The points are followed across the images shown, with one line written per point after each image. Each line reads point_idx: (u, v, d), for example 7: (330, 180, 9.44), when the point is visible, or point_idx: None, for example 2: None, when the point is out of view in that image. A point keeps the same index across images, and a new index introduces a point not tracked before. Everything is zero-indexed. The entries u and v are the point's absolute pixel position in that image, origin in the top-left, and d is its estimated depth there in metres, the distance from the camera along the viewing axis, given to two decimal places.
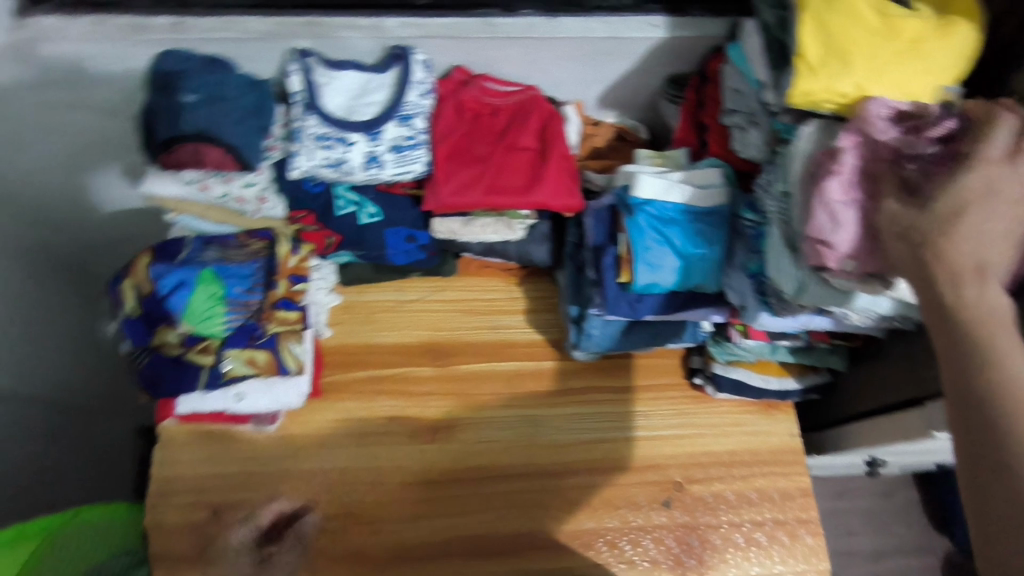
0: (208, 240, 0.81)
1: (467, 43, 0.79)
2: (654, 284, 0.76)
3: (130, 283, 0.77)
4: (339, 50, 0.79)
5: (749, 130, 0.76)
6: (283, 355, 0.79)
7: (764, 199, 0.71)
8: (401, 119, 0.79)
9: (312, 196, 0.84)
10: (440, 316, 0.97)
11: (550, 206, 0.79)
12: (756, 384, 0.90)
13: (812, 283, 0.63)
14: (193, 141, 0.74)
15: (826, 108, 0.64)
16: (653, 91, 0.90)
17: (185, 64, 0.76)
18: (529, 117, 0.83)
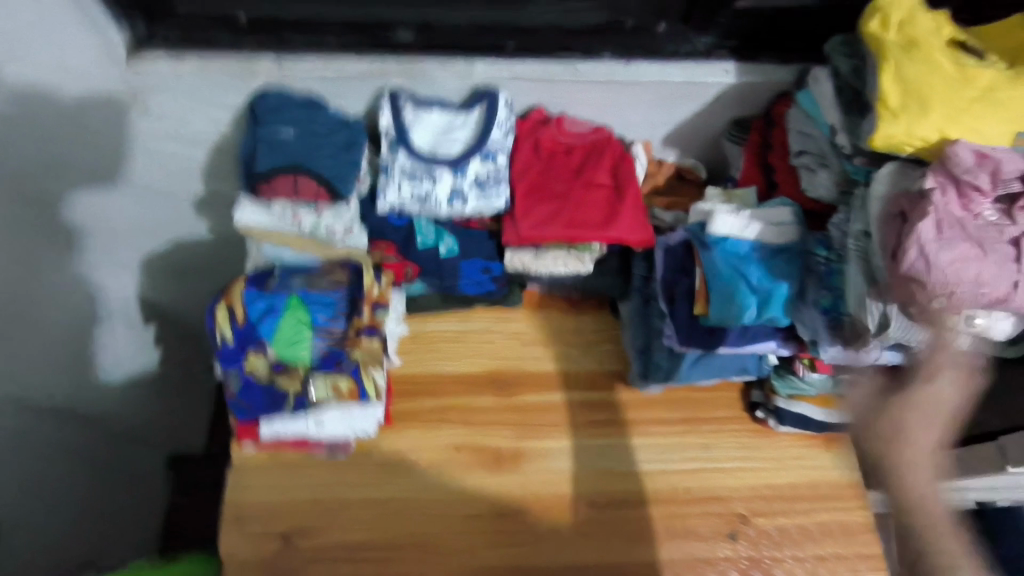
0: (294, 269, 0.84)
1: (548, 86, 0.84)
2: (729, 317, 0.79)
3: (223, 308, 0.80)
4: (428, 91, 0.84)
5: (818, 171, 0.80)
6: (363, 382, 0.80)
7: (840, 237, 0.76)
8: (485, 156, 0.83)
9: (393, 227, 0.88)
10: (505, 347, 0.98)
11: (627, 240, 0.82)
12: (818, 418, 0.92)
13: (893, 318, 0.67)
14: (291, 172, 0.79)
15: (907, 150, 0.66)
16: (716, 134, 0.95)
17: (284, 102, 0.81)
18: (603, 156, 0.87)
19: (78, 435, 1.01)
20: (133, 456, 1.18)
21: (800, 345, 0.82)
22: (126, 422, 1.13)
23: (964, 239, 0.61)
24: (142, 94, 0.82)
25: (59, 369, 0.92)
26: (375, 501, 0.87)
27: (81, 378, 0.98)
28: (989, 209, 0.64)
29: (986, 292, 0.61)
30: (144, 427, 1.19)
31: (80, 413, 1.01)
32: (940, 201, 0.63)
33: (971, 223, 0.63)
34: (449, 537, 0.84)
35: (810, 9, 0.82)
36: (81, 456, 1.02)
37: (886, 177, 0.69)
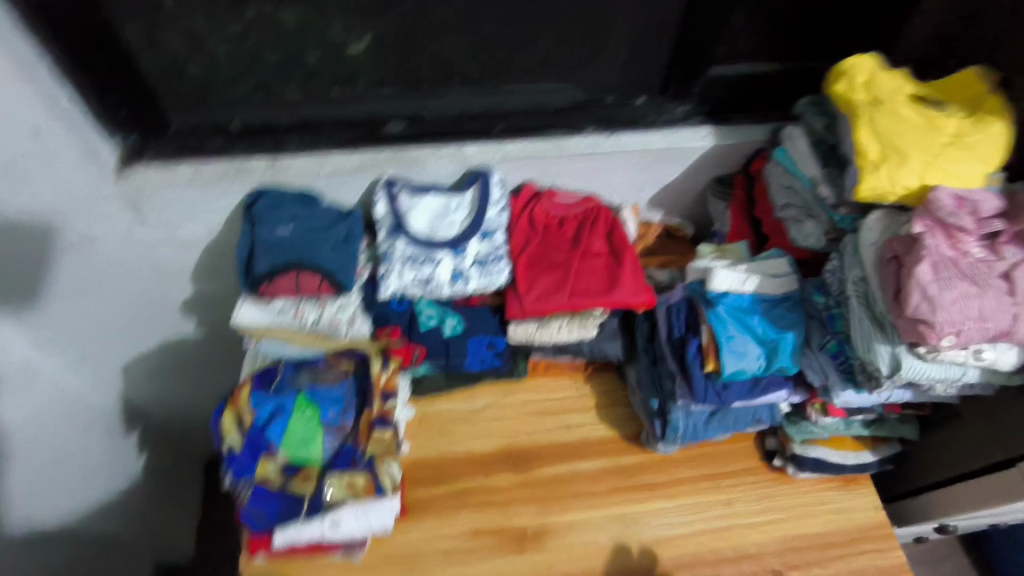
0: (299, 364, 0.82)
1: (538, 162, 0.87)
2: (740, 371, 0.80)
3: (229, 414, 0.77)
4: (421, 176, 0.86)
5: (806, 222, 0.83)
6: (380, 476, 0.77)
7: (836, 283, 0.78)
8: (483, 235, 0.84)
9: (395, 313, 0.86)
10: (514, 420, 0.96)
11: (631, 304, 0.83)
12: (835, 461, 0.92)
13: (904, 358, 0.68)
14: (292, 269, 0.79)
15: (892, 199, 0.69)
16: (699, 192, 0.98)
17: (281, 200, 0.81)
18: (596, 224, 0.89)
19: (53, 557, 0.97)
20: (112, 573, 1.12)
21: (810, 392, 0.84)
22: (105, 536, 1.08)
23: (960, 277, 0.64)
24: (135, 205, 0.82)
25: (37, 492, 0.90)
26: None
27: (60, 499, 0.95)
28: (976, 247, 0.67)
29: (991, 327, 0.63)
30: (125, 541, 1.14)
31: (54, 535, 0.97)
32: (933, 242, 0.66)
33: (963, 261, 0.66)
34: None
35: (778, 74, 0.87)
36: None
37: (876, 222, 0.72)
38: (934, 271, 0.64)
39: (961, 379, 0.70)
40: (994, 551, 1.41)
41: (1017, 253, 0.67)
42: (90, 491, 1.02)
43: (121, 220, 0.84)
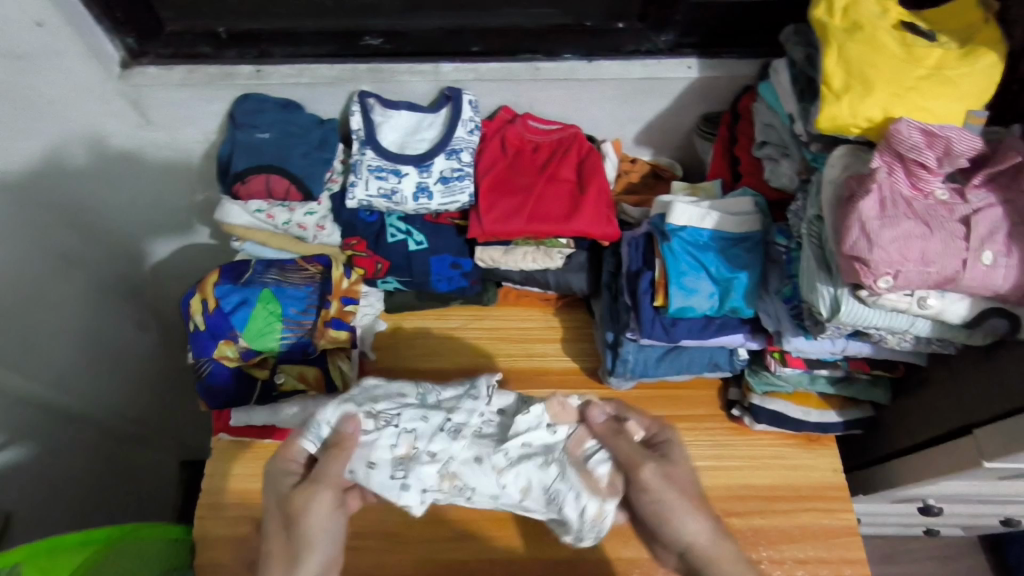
0: (269, 264, 0.88)
1: (513, 84, 0.87)
2: (688, 308, 0.78)
3: (197, 298, 0.84)
4: (397, 92, 0.88)
5: (781, 161, 0.79)
6: (331, 373, 0.86)
7: (796, 224, 0.74)
8: (449, 153, 0.85)
9: (363, 223, 0.89)
10: (479, 344, 0.98)
11: (588, 233, 0.83)
12: (795, 416, 0.89)
13: (845, 300, 0.65)
14: (264, 171, 0.83)
15: (854, 133, 0.65)
16: (687, 131, 0.95)
17: (261, 105, 0.86)
18: (568, 152, 0.88)
19: (86, 438, 1.08)
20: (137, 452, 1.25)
21: (769, 339, 0.82)
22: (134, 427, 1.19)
23: (907, 218, 0.60)
24: (136, 105, 0.89)
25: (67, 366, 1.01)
26: None
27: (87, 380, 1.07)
28: (940, 188, 0.62)
29: (933, 271, 0.59)
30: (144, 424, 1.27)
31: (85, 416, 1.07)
32: (888, 181, 0.62)
33: (919, 203, 0.62)
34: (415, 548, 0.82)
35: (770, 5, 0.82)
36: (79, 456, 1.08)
37: (841, 159, 0.68)
38: (881, 210, 0.60)
39: (910, 331, 0.66)
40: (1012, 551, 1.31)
41: (984, 198, 0.62)
42: (116, 378, 1.14)
43: (127, 119, 0.91)
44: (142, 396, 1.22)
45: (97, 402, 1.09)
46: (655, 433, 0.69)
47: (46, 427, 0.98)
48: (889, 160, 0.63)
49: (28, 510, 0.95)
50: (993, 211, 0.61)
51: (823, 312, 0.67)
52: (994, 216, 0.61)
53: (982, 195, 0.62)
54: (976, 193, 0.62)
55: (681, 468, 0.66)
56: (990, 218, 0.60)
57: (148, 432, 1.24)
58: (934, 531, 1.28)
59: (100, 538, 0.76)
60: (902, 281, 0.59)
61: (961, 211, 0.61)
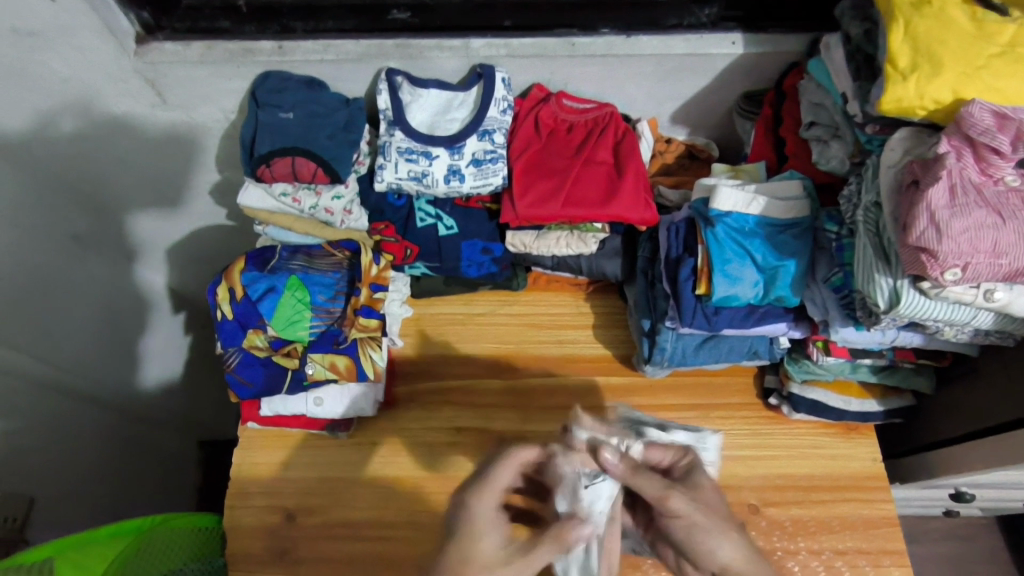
0: (296, 249, 0.87)
1: (547, 61, 0.83)
2: (733, 297, 0.75)
3: (223, 286, 0.82)
4: (426, 69, 0.84)
5: (831, 143, 0.76)
6: (361, 362, 0.82)
7: (849, 210, 0.71)
8: (482, 134, 0.82)
9: (392, 208, 0.88)
10: (509, 331, 0.95)
11: (627, 218, 0.80)
12: (836, 405, 0.86)
13: (905, 292, 0.62)
14: (289, 153, 0.79)
15: (919, 115, 0.62)
16: (726, 109, 0.91)
17: (284, 84, 0.82)
18: (605, 133, 0.85)
19: (106, 423, 1.07)
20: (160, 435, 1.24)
21: (813, 328, 0.79)
22: (153, 410, 1.18)
23: (978, 207, 0.57)
24: (152, 83, 0.85)
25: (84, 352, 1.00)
26: (376, 481, 0.86)
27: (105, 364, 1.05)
28: (1012, 173, 0.59)
29: (1004, 264, 0.56)
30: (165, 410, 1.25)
31: (103, 399, 1.06)
32: (957, 167, 0.58)
33: (989, 189, 0.58)
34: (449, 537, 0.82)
35: None
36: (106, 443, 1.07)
37: (903, 143, 0.65)
38: (951, 198, 0.57)
39: (971, 323, 0.64)
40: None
41: None
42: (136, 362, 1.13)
43: (143, 98, 0.87)
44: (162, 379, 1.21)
45: (116, 386, 1.08)
46: (676, 461, 0.67)
47: (66, 414, 0.97)
48: (958, 146, 0.59)
49: (54, 498, 0.94)
50: None
51: (881, 304, 0.65)
52: None
53: None
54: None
55: (711, 496, 0.63)
56: None
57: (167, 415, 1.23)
58: (958, 513, 1.28)
59: (133, 528, 0.76)
60: (973, 272, 0.56)
61: None
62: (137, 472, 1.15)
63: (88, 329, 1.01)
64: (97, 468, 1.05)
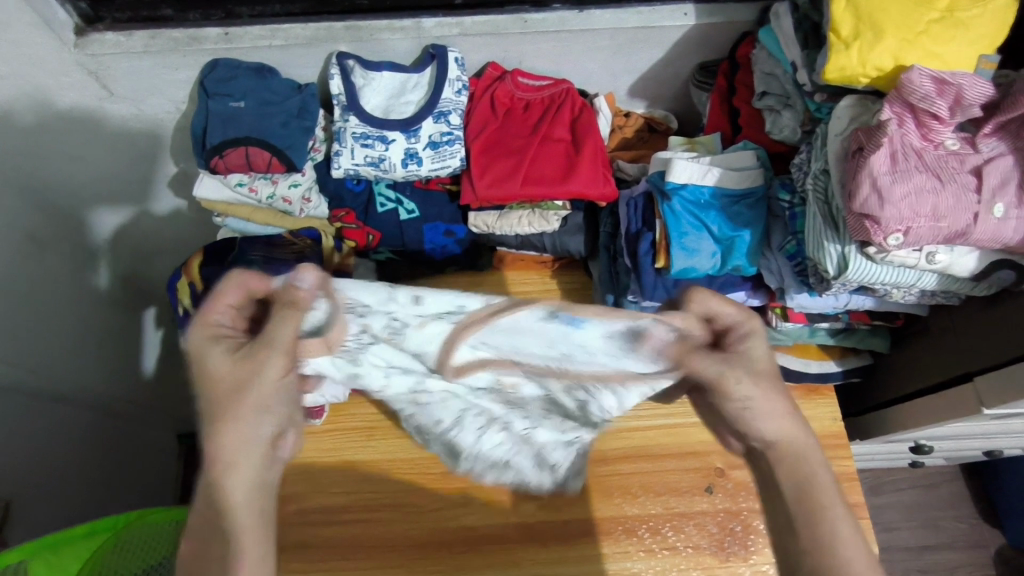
0: (255, 238, 0.85)
1: (500, 39, 0.82)
2: (691, 269, 0.77)
3: (185, 282, 0.83)
4: (378, 52, 0.83)
5: (782, 112, 0.77)
6: None
7: (800, 178, 0.72)
8: (438, 116, 0.81)
9: (352, 194, 0.87)
10: None
11: (586, 194, 0.81)
12: (796, 368, 0.89)
13: (853, 257, 0.64)
14: (241, 143, 0.79)
15: (863, 83, 0.62)
16: (682, 80, 0.91)
17: (232, 72, 0.81)
18: (561, 109, 0.85)
19: (79, 420, 1.06)
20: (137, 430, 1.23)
21: (770, 295, 0.81)
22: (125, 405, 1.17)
23: (918, 172, 0.58)
24: (96, 75, 0.83)
25: (49, 350, 0.98)
26: (349, 467, 0.87)
27: (72, 363, 1.04)
28: (951, 138, 0.61)
29: (944, 226, 0.58)
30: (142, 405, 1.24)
31: (74, 397, 1.05)
32: (900, 133, 0.60)
33: (929, 154, 0.60)
34: (429, 517, 0.84)
35: None
36: (82, 439, 1.06)
37: (850, 110, 0.66)
38: (891, 163, 0.59)
39: (916, 285, 0.66)
40: (992, 477, 1.37)
41: (995, 147, 0.60)
42: (103, 356, 1.11)
43: (88, 91, 0.85)
44: (133, 373, 1.20)
45: (84, 383, 1.06)
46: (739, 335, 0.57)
47: (36, 413, 0.96)
48: (901, 112, 0.60)
49: (31, 500, 0.94)
50: (1004, 160, 0.59)
51: (830, 268, 0.66)
52: (1007, 165, 0.59)
53: (994, 143, 0.60)
54: (987, 138, 0.60)
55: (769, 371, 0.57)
56: (1002, 166, 0.59)
57: (140, 409, 1.22)
58: (920, 463, 1.33)
59: (109, 525, 0.76)
60: (914, 235, 0.58)
61: (972, 161, 0.60)
62: (113, 465, 1.14)
63: (51, 328, 0.99)
64: (71, 466, 1.04)
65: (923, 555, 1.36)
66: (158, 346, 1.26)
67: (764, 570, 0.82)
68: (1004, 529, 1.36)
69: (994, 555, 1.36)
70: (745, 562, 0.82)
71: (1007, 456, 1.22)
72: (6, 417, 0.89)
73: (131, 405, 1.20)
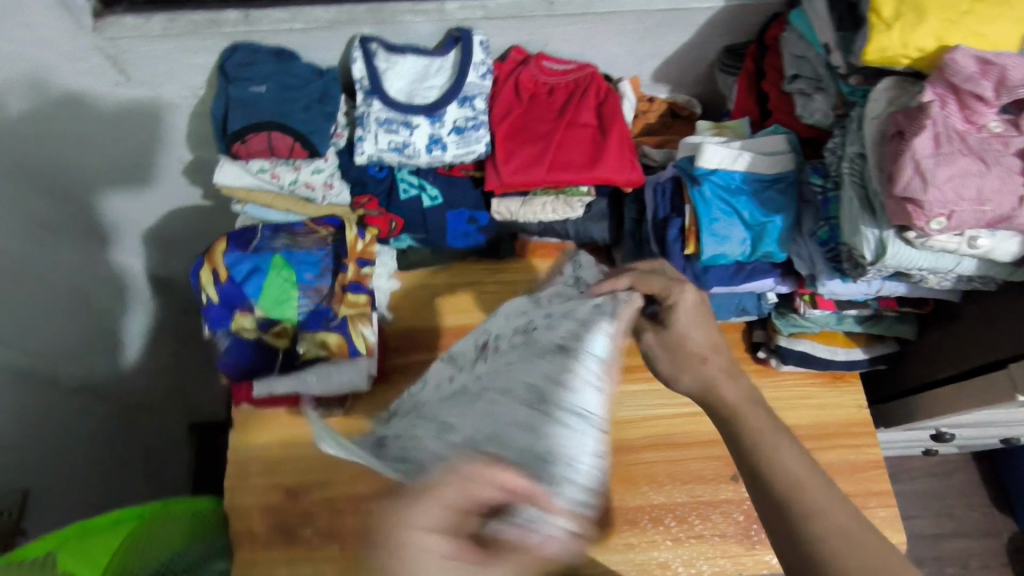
0: (278, 227, 0.85)
1: (525, 22, 0.80)
2: (721, 255, 0.76)
3: (206, 269, 0.80)
4: (400, 35, 0.81)
5: (814, 96, 0.76)
6: (354, 339, 0.81)
7: (834, 163, 0.71)
8: (462, 100, 0.80)
9: (374, 179, 0.86)
10: (500, 299, 0.94)
11: (613, 180, 0.79)
12: (823, 355, 0.88)
13: (891, 243, 0.63)
14: (264, 128, 0.77)
15: (904, 64, 0.61)
16: (708, 64, 0.90)
17: (253, 56, 0.79)
18: (586, 94, 0.83)
19: (94, 411, 1.05)
20: (152, 420, 1.23)
21: (800, 282, 0.81)
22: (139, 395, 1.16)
23: (962, 154, 0.57)
24: (113, 60, 0.81)
25: (62, 339, 0.97)
26: None
27: (86, 355, 1.03)
28: (995, 120, 0.59)
29: (989, 210, 0.57)
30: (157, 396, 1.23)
31: (89, 388, 1.04)
32: (943, 115, 0.58)
33: (973, 136, 0.59)
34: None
35: None
36: (97, 430, 1.06)
37: (888, 92, 0.65)
38: (935, 146, 0.57)
39: (954, 270, 0.65)
40: (1007, 465, 1.37)
41: None
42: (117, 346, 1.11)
43: (104, 76, 0.84)
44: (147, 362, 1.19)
45: (97, 373, 1.06)
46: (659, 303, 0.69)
47: (50, 402, 0.95)
48: (944, 93, 0.59)
49: (48, 491, 0.93)
50: None
51: (867, 253, 0.65)
52: None
53: None
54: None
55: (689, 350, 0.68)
56: None
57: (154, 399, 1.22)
58: (936, 451, 1.32)
59: (134, 515, 0.73)
60: (958, 220, 0.57)
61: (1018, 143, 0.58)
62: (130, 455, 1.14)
63: (64, 320, 0.97)
64: (86, 455, 1.03)
65: (938, 543, 1.36)
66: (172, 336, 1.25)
67: None
68: (1017, 516, 1.36)
69: (1008, 542, 1.36)
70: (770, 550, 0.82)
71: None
72: (22, 408, 0.88)
73: (144, 394, 1.19)
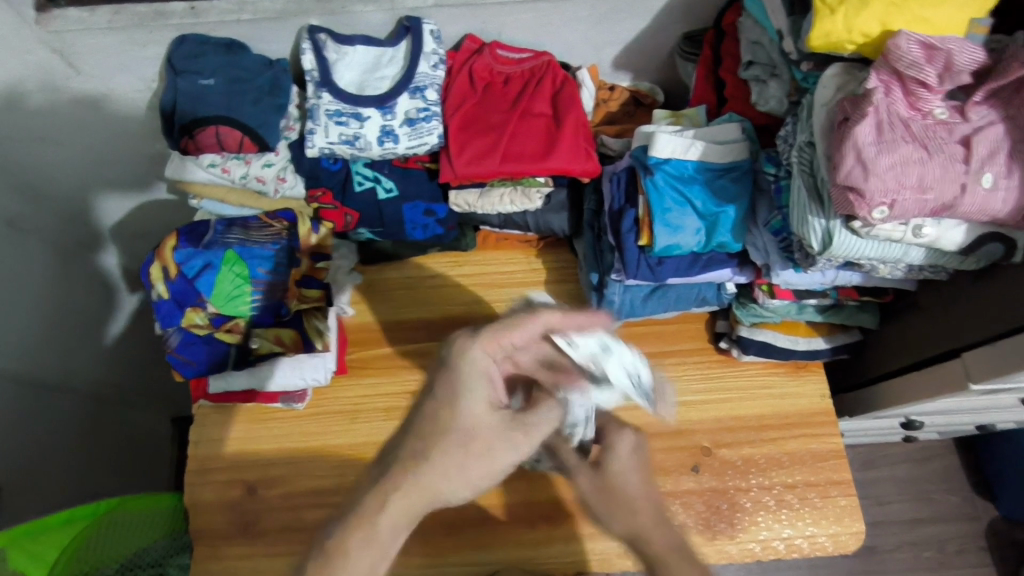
0: (231, 223, 0.84)
1: (477, 10, 0.79)
2: (674, 246, 0.75)
3: (156, 265, 0.80)
4: (351, 24, 0.80)
5: (769, 82, 0.74)
6: (307, 333, 0.83)
7: (786, 151, 0.70)
8: (413, 91, 0.79)
9: (328, 172, 0.85)
10: (462, 292, 0.94)
11: (567, 171, 0.79)
12: (783, 345, 0.87)
13: (837, 232, 0.62)
14: (211, 123, 0.76)
15: (849, 49, 0.60)
16: (668, 51, 0.89)
17: (200, 49, 0.78)
18: (542, 83, 0.82)
19: (69, 405, 1.05)
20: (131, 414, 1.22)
21: (756, 272, 0.80)
22: (113, 390, 1.16)
23: (903, 143, 0.56)
24: (62, 54, 0.80)
25: (31, 334, 0.96)
26: (333, 450, 0.86)
27: (57, 349, 1.02)
28: (940, 106, 0.58)
29: (931, 199, 0.56)
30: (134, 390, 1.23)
31: (61, 382, 1.04)
32: (886, 101, 0.57)
33: (917, 124, 0.57)
34: None
35: None
36: (73, 426, 1.05)
37: (837, 80, 0.63)
38: (877, 134, 0.56)
39: (903, 259, 0.64)
40: (986, 450, 1.36)
41: (985, 115, 0.58)
42: (89, 342, 1.10)
43: (55, 72, 0.82)
44: (118, 358, 1.18)
45: (70, 368, 1.06)
46: None
47: (24, 397, 0.95)
48: (888, 81, 0.58)
49: (24, 487, 0.93)
50: (991, 128, 0.57)
51: (813, 243, 0.64)
52: (995, 134, 0.57)
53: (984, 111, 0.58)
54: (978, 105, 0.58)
55: None
56: (991, 135, 0.57)
57: (129, 394, 1.21)
58: (913, 437, 1.32)
59: (88, 513, 0.74)
60: (901, 210, 0.56)
61: (962, 131, 0.57)
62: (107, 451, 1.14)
63: (29, 317, 0.96)
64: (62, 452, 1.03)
65: (914, 529, 1.36)
66: (147, 331, 1.25)
67: (749, 547, 0.82)
68: (997, 502, 1.35)
69: (986, 526, 1.36)
70: (731, 540, 0.82)
71: (1000, 428, 1.22)
72: None
73: (121, 389, 1.19)
